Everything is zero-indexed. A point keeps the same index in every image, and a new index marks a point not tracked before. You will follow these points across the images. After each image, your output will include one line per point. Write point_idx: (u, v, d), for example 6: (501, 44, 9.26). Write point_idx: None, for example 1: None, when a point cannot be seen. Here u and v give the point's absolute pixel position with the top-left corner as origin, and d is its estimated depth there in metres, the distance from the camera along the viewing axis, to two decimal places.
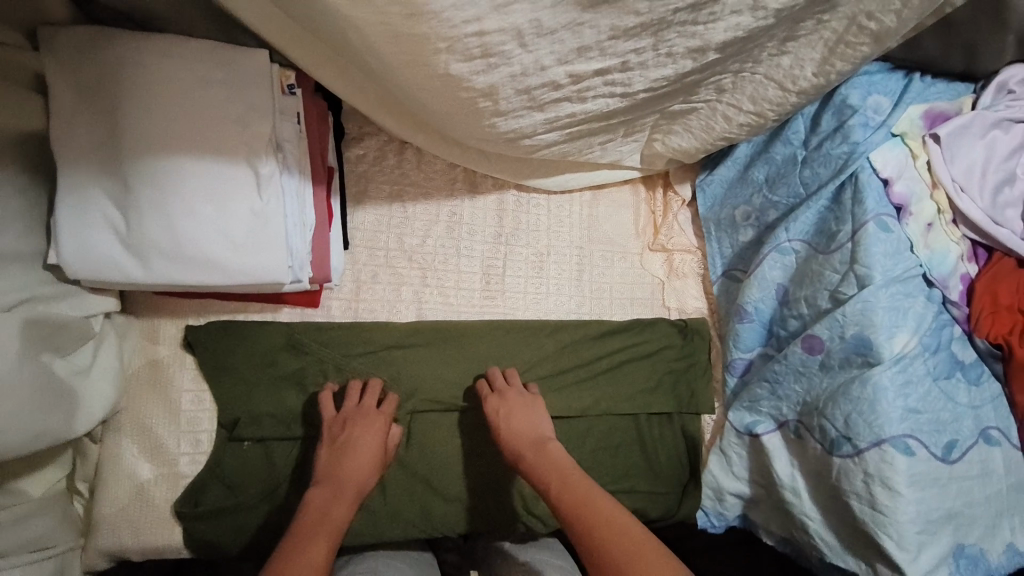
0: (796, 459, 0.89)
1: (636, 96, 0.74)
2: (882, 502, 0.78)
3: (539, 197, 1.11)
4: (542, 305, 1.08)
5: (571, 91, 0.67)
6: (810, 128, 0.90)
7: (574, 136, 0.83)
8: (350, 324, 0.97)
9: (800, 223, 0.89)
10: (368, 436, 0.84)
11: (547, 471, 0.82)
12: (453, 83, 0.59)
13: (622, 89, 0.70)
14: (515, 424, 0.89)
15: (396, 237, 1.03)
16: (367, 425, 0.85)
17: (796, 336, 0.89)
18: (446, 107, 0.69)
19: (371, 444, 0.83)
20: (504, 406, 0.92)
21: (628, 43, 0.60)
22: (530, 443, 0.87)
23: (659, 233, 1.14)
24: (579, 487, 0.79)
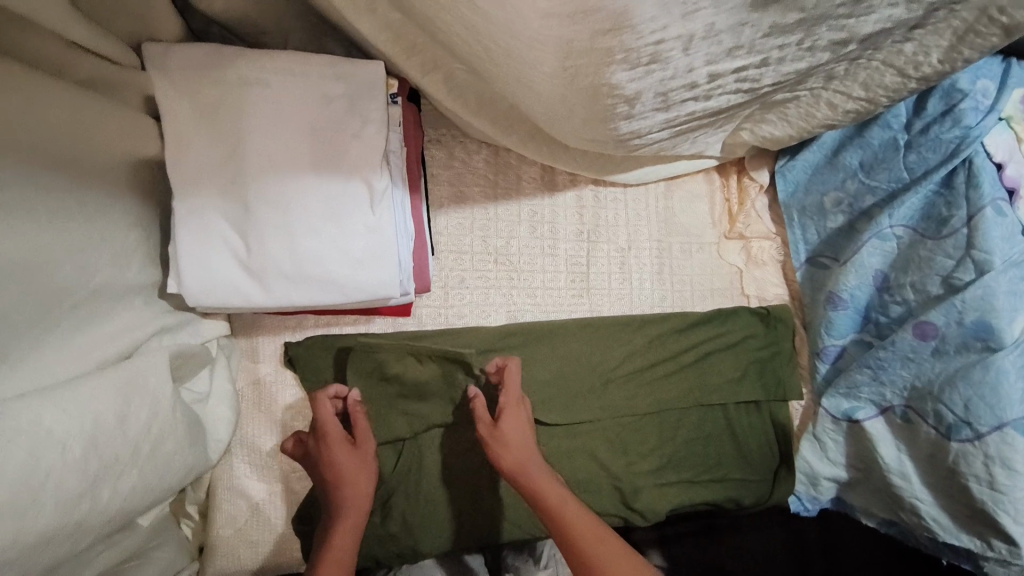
0: (903, 444, 0.91)
1: (757, 90, 0.71)
2: (1001, 482, 0.81)
3: (615, 190, 1.09)
4: (626, 299, 1.08)
5: (704, 90, 0.65)
6: (912, 112, 0.90)
7: (679, 132, 0.81)
8: (443, 330, 0.95)
9: (904, 209, 0.90)
10: (337, 460, 0.82)
11: (545, 486, 0.81)
12: (603, 94, 0.57)
13: (750, 84, 0.67)
14: (527, 434, 0.86)
15: (481, 239, 1.02)
16: (328, 450, 0.83)
17: (902, 322, 0.90)
18: (574, 117, 0.67)
19: (347, 465, 0.82)
20: (512, 417, 0.86)
21: (779, 40, 0.59)
22: (532, 456, 0.84)
23: (735, 221, 1.12)
24: (576, 510, 0.81)
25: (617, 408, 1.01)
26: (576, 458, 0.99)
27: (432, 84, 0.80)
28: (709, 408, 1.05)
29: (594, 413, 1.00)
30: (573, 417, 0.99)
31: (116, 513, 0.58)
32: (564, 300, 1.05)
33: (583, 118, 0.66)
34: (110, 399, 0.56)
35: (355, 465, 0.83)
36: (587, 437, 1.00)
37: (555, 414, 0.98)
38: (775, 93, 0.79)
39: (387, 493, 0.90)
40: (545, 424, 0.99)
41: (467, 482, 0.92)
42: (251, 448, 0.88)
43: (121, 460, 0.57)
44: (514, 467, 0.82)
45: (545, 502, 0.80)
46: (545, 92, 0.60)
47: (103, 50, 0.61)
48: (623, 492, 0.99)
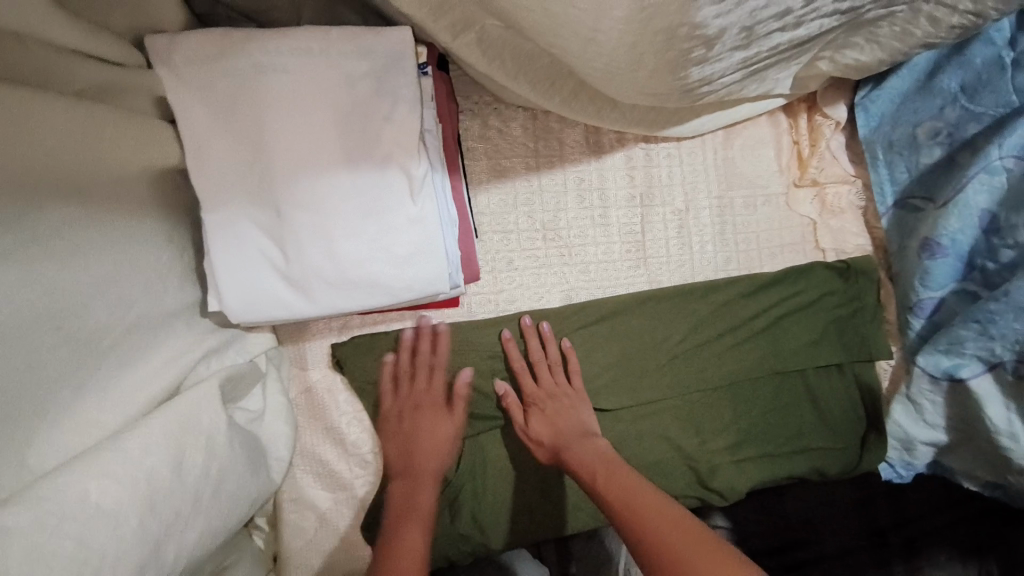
0: (1016, 403, 0.81)
1: (851, 11, 0.60)
2: None
3: (669, 146, 0.99)
4: (688, 266, 0.99)
5: (794, 18, 0.55)
6: (1019, 26, 0.78)
7: (752, 72, 0.71)
8: (496, 318, 0.90)
9: (1017, 137, 0.77)
10: (433, 424, 0.84)
11: (587, 464, 0.79)
12: (682, 35, 0.49)
13: (850, 4, 0.57)
14: (559, 421, 0.85)
15: (526, 215, 0.93)
16: (432, 413, 0.85)
17: (1017, 268, 0.79)
18: (636, 70, 0.58)
19: (439, 430, 0.84)
20: (548, 403, 0.87)
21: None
22: (571, 439, 0.83)
23: (807, 166, 1.01)
24: (616, 473, 0.75)
25: (685, 385, 0.94)
26: (647, 440, 0.93)
27: (463, 48, 0.70)
28: (788, 374, 0.98)
29: (664, 392, 0.93)
30: (639, 398, 0.93)
31: (191, 545, 0.55)
32: (621, 272, 0.97)
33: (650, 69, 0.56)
34: (160, 447, 0.53)
35: (446, 432, 0.85)
36: (656, 417, 0.94)
37: (621, 399, 0.92)
38: (866, 13, 0.67)
39: (454, 493, 0.85)
40: (609, 410, 0.93)
41: (534, 473, 0.88)
42: (312, 456, 0.85)
43: (182, 510, 0.54)
44: (552, 456, 0.83)
45: (586, 477, 0.77)
46: (609, 43, 0.52)
47: (104, 53, 0.54)
48: (699, 472, 0.93)
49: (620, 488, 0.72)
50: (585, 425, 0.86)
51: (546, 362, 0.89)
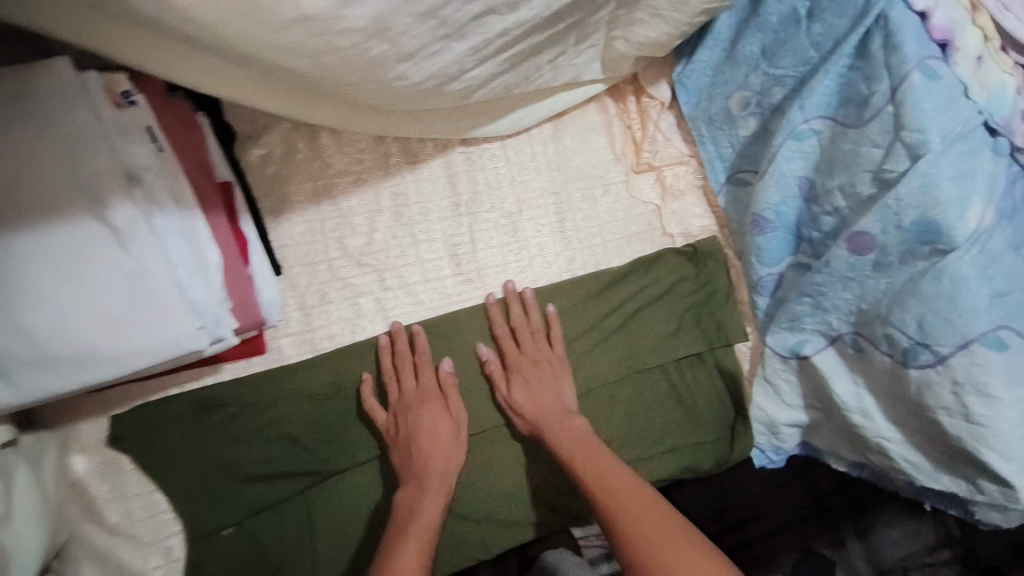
0: (861, 377, 0.75)
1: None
2: (978, 413, 0.62)
3: (492, 146, 0.91)
4: (528, 275, 0.92)
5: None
6: None
7: (514, 62, 0.64)
8: (305, 362, 0.81)
9: (817, 96, 0.69)
10: (437, 418, 0.80)
11: (567, 442, 0.80)
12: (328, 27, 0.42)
13: None
14: (536, 391, 0.84)
15: (336, 241, 0.84)
16: (433, 406, 0.81)
17: (837, 235, 0.73)
18: (333, 74, 0.50)
19: (427, 380, 0.83)
20: (527, 377, 0.85)
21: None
22: (551, 413, 0.83)
23: (641, 150, 0.95)
24: (597, 462, 0.77)
25: None
26: (498, 467, 0.86)
27: (187, 74, 0.61)
28: (649, 372, 0.92)
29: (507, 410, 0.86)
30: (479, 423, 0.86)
31: None
32: (453, 288, 0.88)
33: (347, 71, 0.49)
34: None
35: (428, 388, 0.82)
36: (505, 441, 0.86)
37: None
38: None
39: (274, 565, 0.77)
40: None
41: (366, 526, 0.80)
42: (98, 554, 0.74)
43: None
44: (530, 428, 0.83)
45: (566, 458, 0.79)
46: (264, 44, 0.44)
47: None
48: (557, 489, 0.87)
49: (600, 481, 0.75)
50: (563, 401, 0.85)
51: (528, 328, 0.87)
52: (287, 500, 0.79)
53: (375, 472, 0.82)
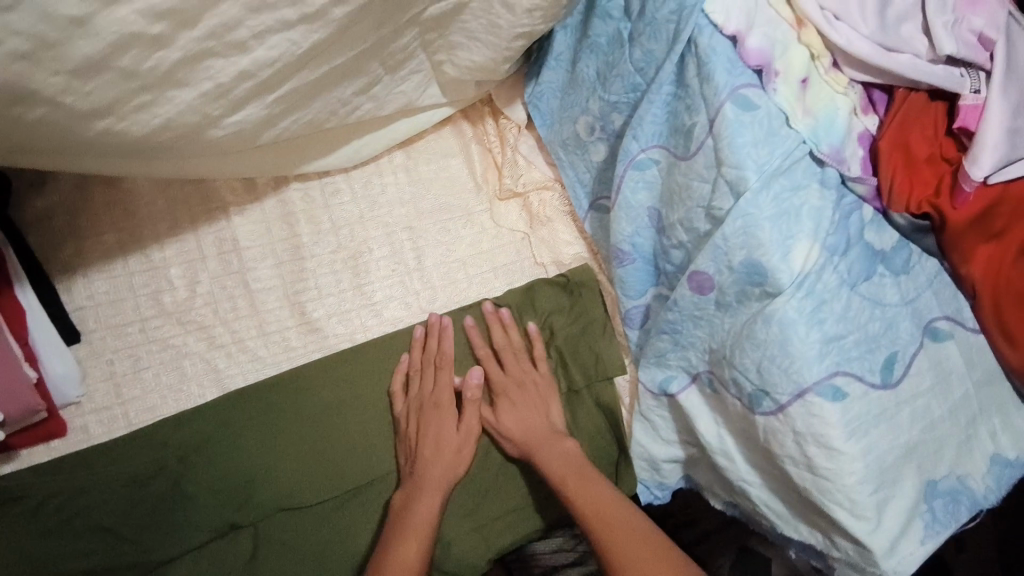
0: (720, 416, 0.70)
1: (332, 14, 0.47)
2: (820, 465, 0.57)
3: (335, 179, 0.82)
4: (382, 318, 0.82)
5: (195, 40, 0.42)
6: None
7: (293, 102, 0.55)
8: (121, 438, 0.71)
9: (648, 124, 0.64)
10: (443, 424, 0.76)
11: (554, 466, 0.75)
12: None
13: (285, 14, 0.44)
14: (526, 415, 0.78)
15: (150, 297, 0.73)
16: (435, 412, 0.76)
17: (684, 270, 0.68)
18: (11, 128, 0.43)
19: (443, 383, 0.78)
20: (517, 399, 0.79)
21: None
22: (541, 435, 0.77)
23: (502, 174, 0.86)
24: (586, 484, 0.73)
25: (387, 461, 0.77)
26: (353, 533, 0.74)
27: None
28: None
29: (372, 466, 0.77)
30: (333, 486, 0.75)
31: None
32: (296, 339, 0.78)
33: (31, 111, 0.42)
34: None
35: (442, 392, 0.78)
36: (364, 505, 0.76)
37: (312, 492, 0.74)
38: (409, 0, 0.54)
39: None
40: (302, 509, 0.74)
41: None
42: None
43: None
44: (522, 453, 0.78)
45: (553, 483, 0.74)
46: None
47: None
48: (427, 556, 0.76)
49: (591, 506, 0.71)
50: (552, 421, 0.79)
51: (507, 347, 0.81)
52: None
53: (209, 560, 0.71)
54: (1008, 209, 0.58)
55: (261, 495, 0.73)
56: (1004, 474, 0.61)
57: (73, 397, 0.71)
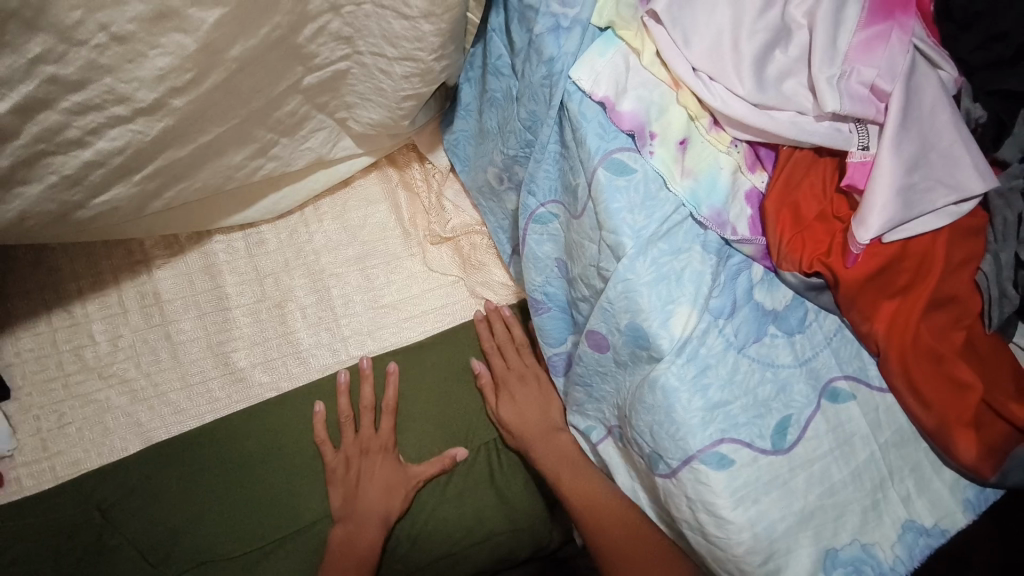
0: (631, 469, 0.68)
1: (177, 101, 0.49)
2: (713, 533, 0.54)
3: (261, 229, 0.83)
4: (308, 365, 0.83)
5: (23, 147, 0.46)
6: (511, 46, 0.61)
7: (162, 176, 0.57)
8: (48, 489, 0.73)
9: (543, 179, 0.63)
10: (380, 468, 0.78)
11: (552, 457, 0.76)
12: None
13: (126, 106, 0.47)
14: (525, 410, 0.78)
15: (72, 353, 0.76)
16: (377, 455, 0.79)
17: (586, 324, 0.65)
18: None
19: (384, 426, 0.80)
20: (514, 393, 0.80)
21: (22, 89, 0.42)
22: (537, 428, 0.78)
23: (430, 219, 0.86)
24: (576, 472, 0.74)
25: (315, 506, 0.77)
26: None
27: None
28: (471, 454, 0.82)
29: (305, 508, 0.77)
30: (259, 533, 0.75)
31: None
32: (219, 391, 0.80)
33: None
34: None
35: (379, 439, 0.79)
36: (282, 559, 0.75)
37: (238, 540, 0.74)
38: (280, 74, 0.55)
39: None
40: (227, 557, 0.74)
41: None
42: None
43: None
44: (515, 440, 0.79)
45: (552, 471, 0.75)
46: None
47: None
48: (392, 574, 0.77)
49: (582, 493, 0.72)
50: (552, 416, 0.78)
51: (513, 344, 0.83)
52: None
53: None
54: (910, 264, 0.56)
55: (183, 545, 0.73)
56: (917, 544, 0.56)
57: (4, 450, 0.73)
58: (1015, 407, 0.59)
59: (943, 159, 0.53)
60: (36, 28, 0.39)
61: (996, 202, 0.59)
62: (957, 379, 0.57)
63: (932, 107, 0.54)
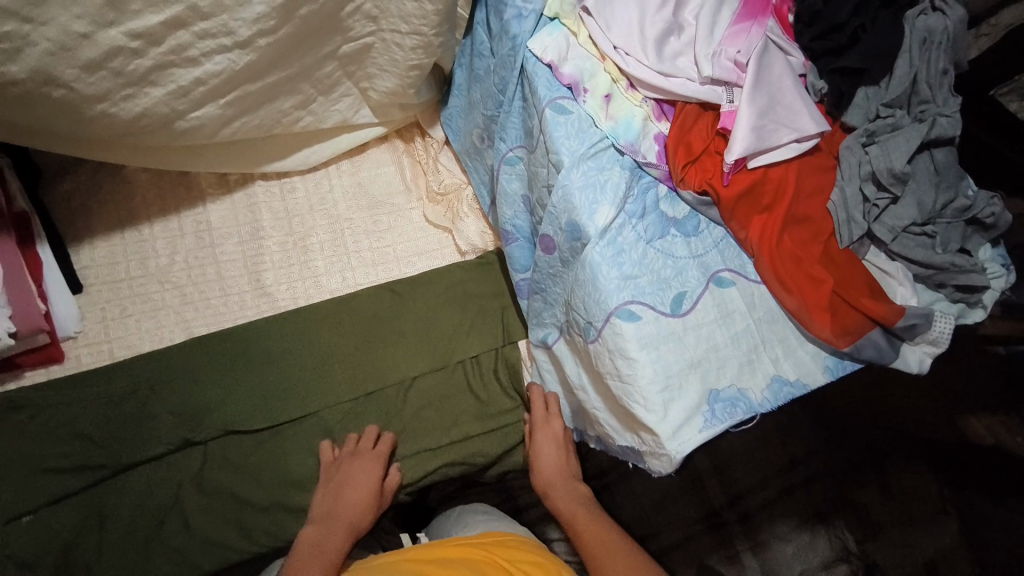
0: (577, 359, 0.85)
1: (260, 43, 0.74)
2: (625, 373, 0.73)
3: (293, 179, 1.05)
4: (323, 286, 1.02)
5: (161, 53, 0.70)
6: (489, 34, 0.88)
7: (233, 106, 0.82)
8: (107, 366, 0.91)
9: (511, 130, 0.87)
10: (365, 472, 0.87)
11: (568, 501, 0.87)
12: (33, 82, 0.67)
13: (231, 39, 0.72)
14: (550, 456, 0.90)
15: (138, 261, 0.97)
16: (367, 462, 0.88)
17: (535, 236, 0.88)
18: (44, 102, 0.70)
19: (382, 444, 0.90)
20: (541, 444, 0.91)
21: (172, 9, 0.67)
22: (557, 474, 0.89)
23: (427, 180, 1.08)
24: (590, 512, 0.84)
25: (323, 398, 0.94)
26: (295, 457, 0.91)
27: None
28: (441, 368, 0.99)
29: (311, 400, 0.94)
30: (277, 417, 0.92)
31: None
32: (250, 301, 0.99)
33: (65, 109, 0.72)
34: None
35: (372, 456, 0.89)
36: (292, 436, 0.92)
37: (262, 417, 0.92)
38: (325, 37, 0.80)
39: (65, 546, 0.83)
40: (248, 432, 0.91)
41: (154, 506, 0.87)
42: None
43: None
44: (541, 483, 0.89)
45: (568, 515, 0.85)
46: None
47: None
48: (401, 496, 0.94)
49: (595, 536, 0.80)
50: (572, 469, 0.91)
51: (548, 416, 0.92)
52: (86, 489, 0.86)
53: (167, 468, 0.88)
54: (771, 187, 0.77)
55: (211, 418, 0.90)
56: (781, 390, 0.75)
57: (72, 332, 0.93)
58: (865, 300, 0.76)
59: (788, 111, 0.76)
60: None
61: (846, 154, 0.78)
62: (813, 276, 0.76)
63: (780, 76, 0.77)
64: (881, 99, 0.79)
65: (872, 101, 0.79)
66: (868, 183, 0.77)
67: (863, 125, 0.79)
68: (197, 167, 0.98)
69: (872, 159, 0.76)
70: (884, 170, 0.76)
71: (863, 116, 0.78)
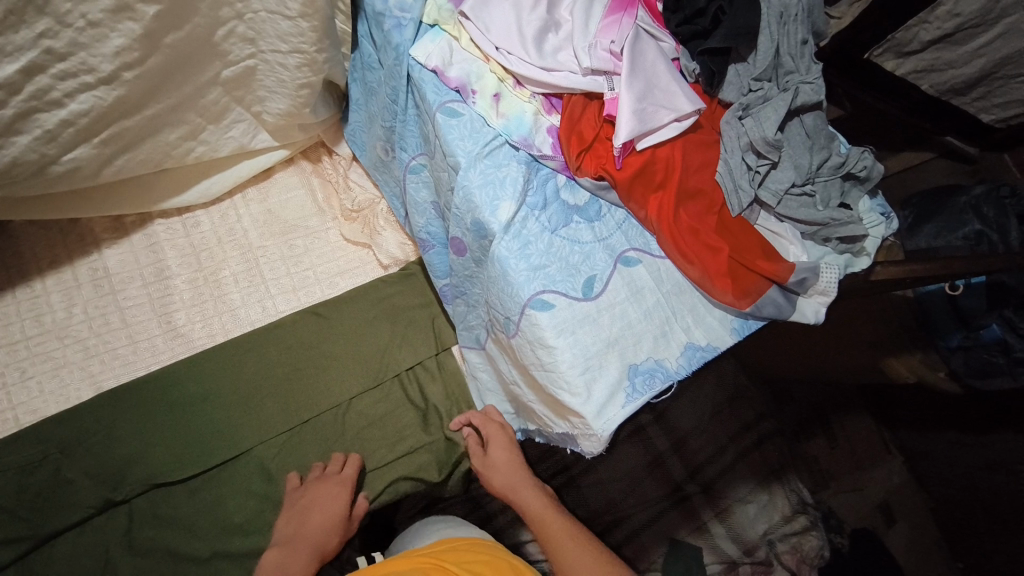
0: (506, 357, 0.86)
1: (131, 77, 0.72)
2: (546, 361, 0.75)
3: (197, 214, 1.02)
4: (241, 318, 0.99)
5: (22, 101, 0.67)
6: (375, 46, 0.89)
7: (111, 142, 0.79)
8: (13, 434, 0.86)
9: (410, 139, 0.89)
10: (331, 496, 0.83)
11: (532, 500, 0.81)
12: None
13: (95, 75, 0.69)
14: (505, 458, 0.86)
15: (33, 319, 0.92)
16: (333, 486, 0.84)
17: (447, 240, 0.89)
18: None
19: (349, 468, 0.87)
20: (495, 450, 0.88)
21: (29, 55, 0.63)
22: (515, 474, 0.85)
23: (339, 198, 1.07)
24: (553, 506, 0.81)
25: (255, 433, 0.91)
26: (232, 499, 0.87)
27: None
28: (375, 384, 0.98)
29: (244, 438, 0.90)
30: (208, 460, 0.88)
31: None
32: (163, 344, 0.95)
33: None
34: None
35: (338, 481, 0.85)
36: (227, 477, 0.89)
37: (193, 462, 0.88)
38: (203, 64, 0.78)
39: None
40: (177, 481, 0.87)
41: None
42: None
43: None
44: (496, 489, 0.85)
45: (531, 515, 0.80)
46: None
47: None
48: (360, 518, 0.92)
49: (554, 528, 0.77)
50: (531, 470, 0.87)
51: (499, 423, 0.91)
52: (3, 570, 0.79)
53: (92, 533, 0.83)
54: (660, 166, 0.80)
55: (134, 472, 0.86)
56: (695, 356, 0.79)
57: None
58: (762, 263, 0.80)
59: (665, 93, 0.80)
60: (43, 13, 0.61)
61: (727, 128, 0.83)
62: (711, 245, 0.80)
63: (654, 61, 0.80)
64: (751, 74, 0.84)
65: (743, 77, 0.84)
66: (748, 153, 0.82)
67: (737, 100, 0.84)
68: (87, 213, 0.94)
69: (748, 129, 0.81)
70: (759, 139, 0.80)
71: (737, 92, 0.84)
